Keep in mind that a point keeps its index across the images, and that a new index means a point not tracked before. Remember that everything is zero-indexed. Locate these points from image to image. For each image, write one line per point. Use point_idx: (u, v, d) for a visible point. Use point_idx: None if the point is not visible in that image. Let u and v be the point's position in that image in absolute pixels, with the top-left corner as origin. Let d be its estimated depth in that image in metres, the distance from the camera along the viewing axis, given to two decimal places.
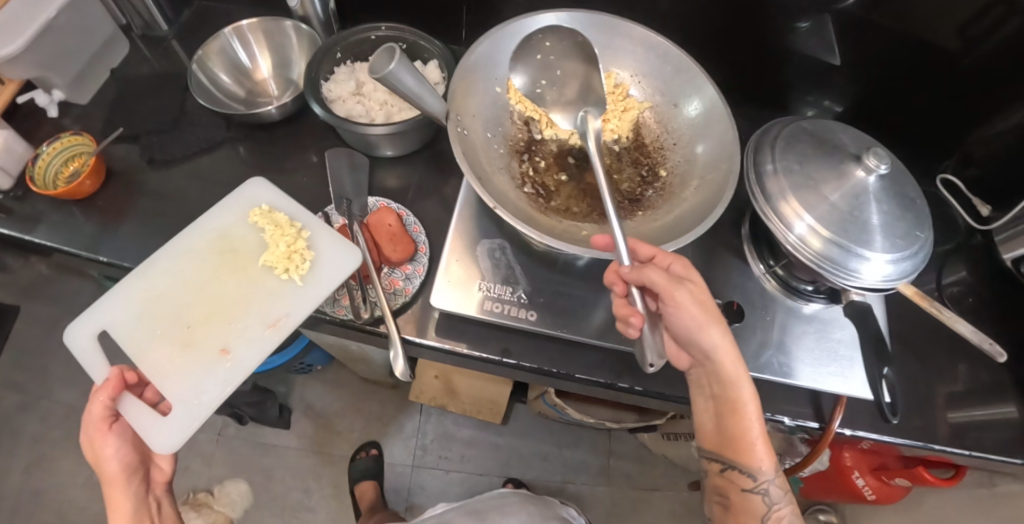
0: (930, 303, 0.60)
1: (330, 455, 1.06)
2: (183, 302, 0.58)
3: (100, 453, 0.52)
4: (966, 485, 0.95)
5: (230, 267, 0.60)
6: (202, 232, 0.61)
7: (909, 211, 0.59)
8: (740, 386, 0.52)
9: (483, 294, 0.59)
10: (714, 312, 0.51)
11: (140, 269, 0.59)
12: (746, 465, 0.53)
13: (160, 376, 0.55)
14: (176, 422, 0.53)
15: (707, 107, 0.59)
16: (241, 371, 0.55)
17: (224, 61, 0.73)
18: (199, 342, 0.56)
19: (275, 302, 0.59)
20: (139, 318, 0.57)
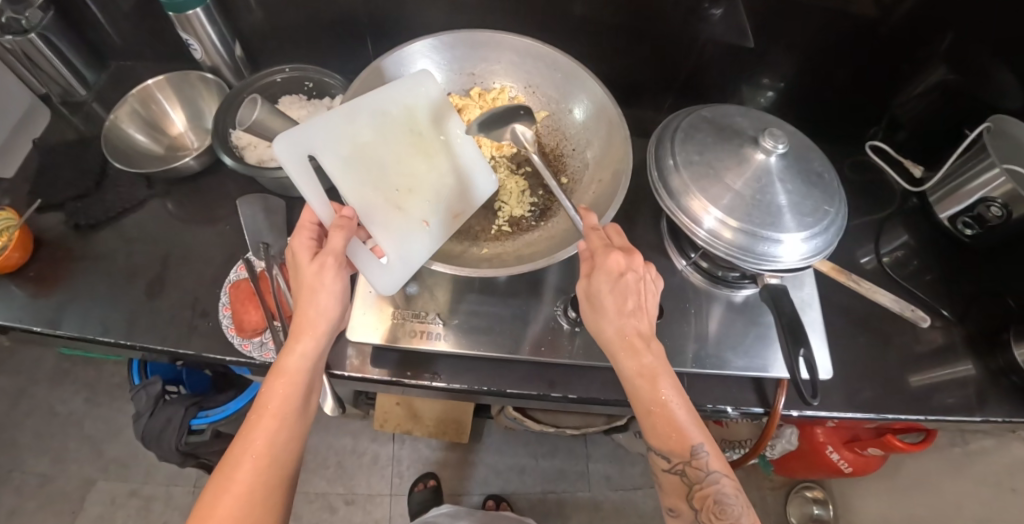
0: (848, 276, 0.62)
1: (307, 493, 1.05)
2: (366, 152, 0.53)
3: (321, 291, 0.49)
4: (942, 447, 0.95)
5: (416, 136, 0.56)
6: (442, 108, 0.57)
7: (815, 186, 0.59)
8: (639, 373, 0.47)
9: (402, 324, 0.58)
10: (601, 300, 0.48)
11: (403, 117, 0.55)
12: (660, 448, 0.47)
13: (367, 219, 0.52)
14: (394, 271, 0.54)
15: (597, 112, 0.60)
16: (425, 247, 0.55)
17: (137, 121, 0.75)
18: (406, 207, 0.54)
19: (455, 192, 0.57)
20: (346, 159, 0.52)
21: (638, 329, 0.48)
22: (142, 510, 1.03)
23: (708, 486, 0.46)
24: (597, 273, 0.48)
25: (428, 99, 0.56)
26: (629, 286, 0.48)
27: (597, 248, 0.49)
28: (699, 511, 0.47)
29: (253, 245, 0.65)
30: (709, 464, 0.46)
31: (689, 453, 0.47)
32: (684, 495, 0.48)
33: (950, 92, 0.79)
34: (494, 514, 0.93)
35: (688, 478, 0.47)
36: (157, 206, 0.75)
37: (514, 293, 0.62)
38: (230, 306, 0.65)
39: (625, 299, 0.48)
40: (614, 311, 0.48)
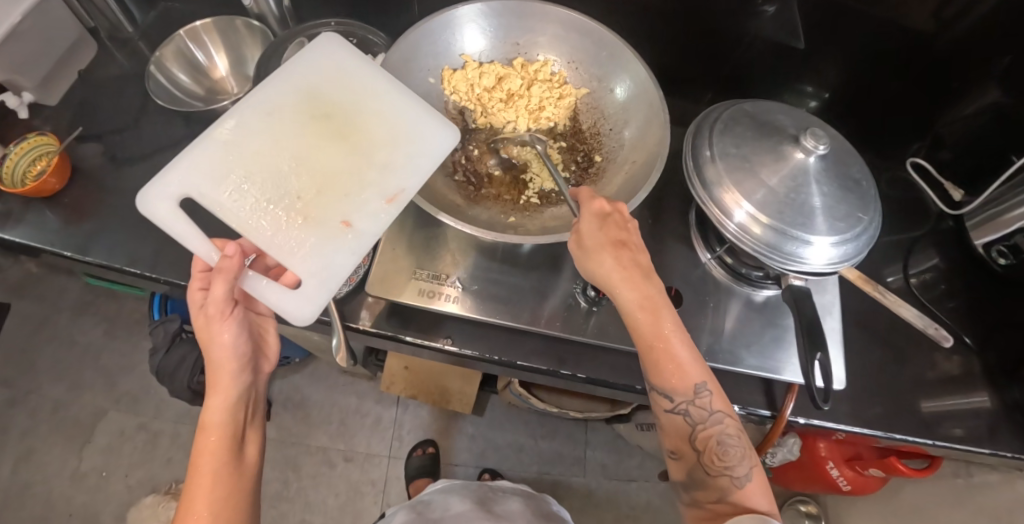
0: (875, 287, 0.60)
1: (308, 446, 1.07)
2: (259, 164, 0.51)
3: (217, 348, 0.48)
4: (945, 477, 0.94)
5: (320, 131, 0.53)
6: (346, 95, 0.55)
7: (853, 193, 0.58)
8: (638, 307, 0.48)
9: (422, 285, 0.59)
10: (597, 239, 0.49)
11: (296, 117, 0.54)
12: (663, 388, 0.48)
13: (255, 234, 0.48)
14: (307, 293, 0.48)
15: (639, 93, 0.57)
16: (348, 253, 0.49)
17: (180, 61, 0.76)
18: (316, 214, 0.50)
19: (386, 177, 0.52)
20: (234, 182, 0.50)
21: (637, 261, 0.49)
22: (150, 445, 1.07)
23: (712, 427, 0.47)
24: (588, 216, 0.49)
25: (324, 95, 0.55)
26: (619, 225, 0.49)
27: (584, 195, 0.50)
28: (701, 453, 0.48)
29: None
30: (711, 403, 0.48)
31: (693, 391, 0.47)
32: (685, 435, 0.48)
33: (1001, 116, 0.74)
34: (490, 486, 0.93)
35: (689, 416, 0.48)
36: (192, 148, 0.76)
37: (532, 266, 0.62)
38: None
39: (618, 236, 0.49)
40: (612, 248, 0.48)
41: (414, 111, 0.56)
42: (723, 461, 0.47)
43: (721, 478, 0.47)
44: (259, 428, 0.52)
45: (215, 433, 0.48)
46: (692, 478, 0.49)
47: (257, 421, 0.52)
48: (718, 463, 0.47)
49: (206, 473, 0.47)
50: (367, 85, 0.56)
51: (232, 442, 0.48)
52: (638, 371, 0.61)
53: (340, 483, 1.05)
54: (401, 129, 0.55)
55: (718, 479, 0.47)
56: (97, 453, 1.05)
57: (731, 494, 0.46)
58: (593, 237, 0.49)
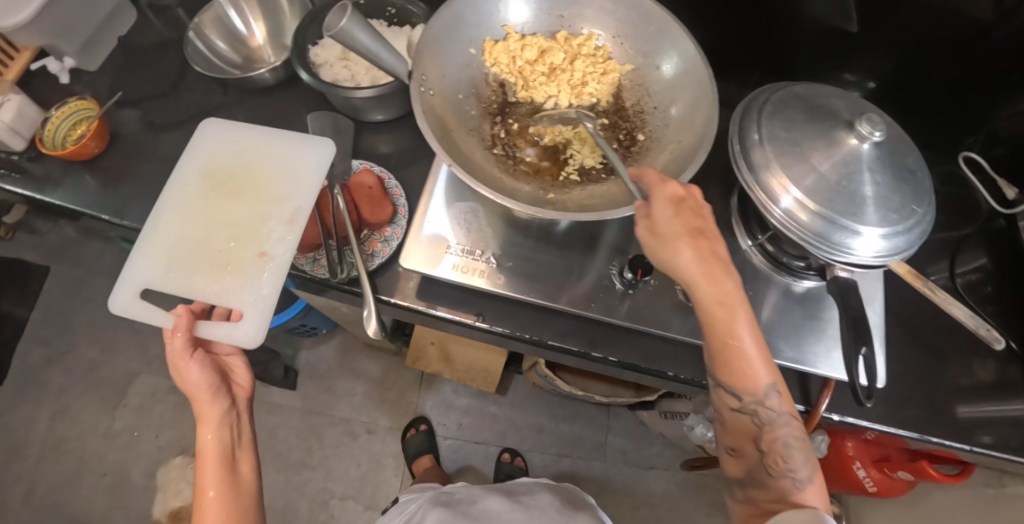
0: (924, 283, 0.57)
1: (331, 417, 1.09)
2: (185, 238, 0.59)
3: (190, 384, 0.53)
4: (979, 485, 0.91)
5: (222, 194, 0.61)
6: (215, 150, 0.64)
7: (908, 184, 0.56)
8: (715, 302, 0.45)
9: (455, 258, 0.58)
10: (673, 228, 0.46)
11: (197, 184, 0.62)
12: (730, 386, 0.46)
13: (192, 292, 0.56)
14: (247, 319, 0.55)
15: (687, 70, 0.54)
16: (273, 277, 0.56)
17: (219, 28, 0.76)
18: (234, 258, 0.58)
19: (284, 205, 0.60)
20: (171, 262, 0.58)
21: (715, 253, 0.46)
22: (179, 407, 1.09)
23: (777, 429, 0.45)
24: (661, 201, 0.47)
25: (200, 165, 0.63)
26: (693, 210, 0.47)
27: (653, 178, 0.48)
28: (764, 454, 0.46)
29: None
30: (780, 405, 0.46)
31: (762, 392, 0.45)
32: (749, 435, 0.46)
33: None
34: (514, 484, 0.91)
35: (756, 416, 0.46)
36: (226, 115, 0.76)
37: (566, 246, 0.61)
38: None
39: (694, 223, 0.47)
40: (688, 236, 0.46)
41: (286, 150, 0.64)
42: (787, 464, 0.45)
43: (784, 480, 0.44)
44: (253, 448, 0.57)
45: (208, 452, 0.53)
46: (751, 479, 0.47)
47: (248, 443, 0.57)
48: (779, 464, 0.45)
49: (208, 494, 0.52)
50: (236, 147, 0.64)
51: (226, 462, 0.53)
52: (670, 357, 0.60)
53: (361, 454, 1.07)
54: (258, 169, 0.63)
55: (778, 481, 0.45)
56: (128, 413, 1.08)
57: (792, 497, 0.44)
58: (667, 224, 0.46)
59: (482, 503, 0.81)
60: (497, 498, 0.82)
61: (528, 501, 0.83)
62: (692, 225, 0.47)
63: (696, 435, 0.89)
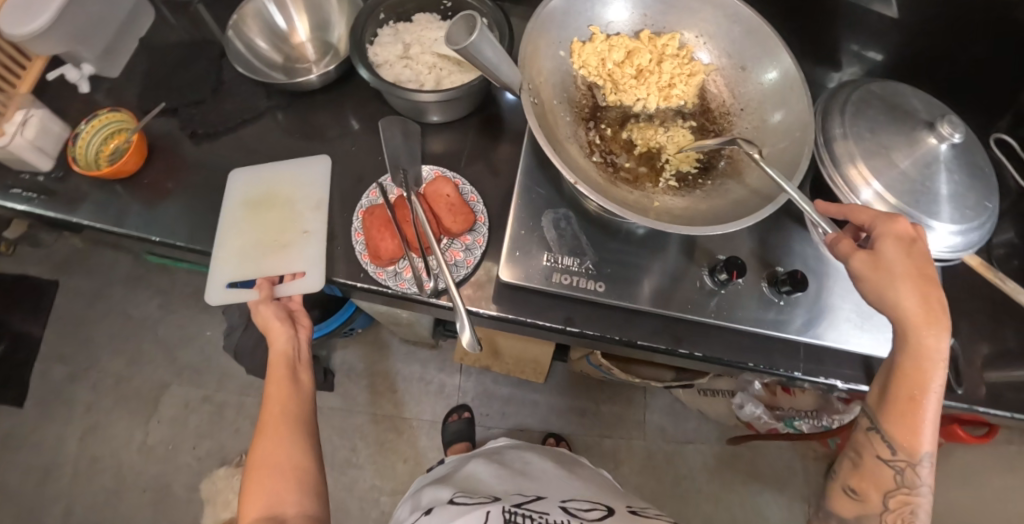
0: (995, 274, 0.61)
1: (373, 414, 1.08)
2: (246, 241, 0.66)
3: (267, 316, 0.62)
4: (1001, 442, 0.97)
5: (261, 204, 0.67)
6: (255, 181, 0.69)
7: (979, 182, 0.59)
8: (918, 352, 0.48)
9: (550, 266, 0.58)
10: (898, 267, 0.49)
11: (241, 205, 0.67)
12: (891, 439, 0.51)
13: (267, 273, 0.64)
14: (310, 275, 0.63)
15: (779, 74, 0.55)
16: (319, 243, 0.64)
17: (259, 24, 0.71)
18: (288, 238, 0.65)
19: (305, 193, 0.67)
20: (239, 261, 0.65)
21: (935, 301, 0.49)
22: (215, 416, 1.06)
23: (911, 496, 0.51)
24: (890, 239, 0.50)
25: (232, 187, 0.68)
26: (923, 256, 0.49)
27: (882, 221, 0.51)
28: (889, 509, 0.53)
29: (391, 169, 0.63)
30: (926, 477, 0.50)
31: (916, 460, 0.50)
32: (883, 487, 0.53)
33: None
34: (552, 451, 0.96)
35: (901, 476, 0.51)
36: (270, 121, 0.73)
37: (649, 246, 0.62)
38: (364, 232, 0.62)
39: (922, 268, 0.49)
40: (915, 280, 0.48)
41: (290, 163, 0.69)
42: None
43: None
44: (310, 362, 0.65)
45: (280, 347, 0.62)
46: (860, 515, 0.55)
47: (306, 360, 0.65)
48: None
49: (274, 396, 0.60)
50: (259, 168, 0.69)
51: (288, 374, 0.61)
52: (752, 349, 0.63)
53: (407, 449, 1.07)
54: (283, 176, 0.68)
55: None
56: (162, 426, 1.05)
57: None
58: (897, 264, 0.49)
59: (530, 463, 0.86)
60: (549, 462, 0.87)
61: (577, 472, 0.86)
62: (919, 268, 0.49)
63: (743, 414, 0.96)
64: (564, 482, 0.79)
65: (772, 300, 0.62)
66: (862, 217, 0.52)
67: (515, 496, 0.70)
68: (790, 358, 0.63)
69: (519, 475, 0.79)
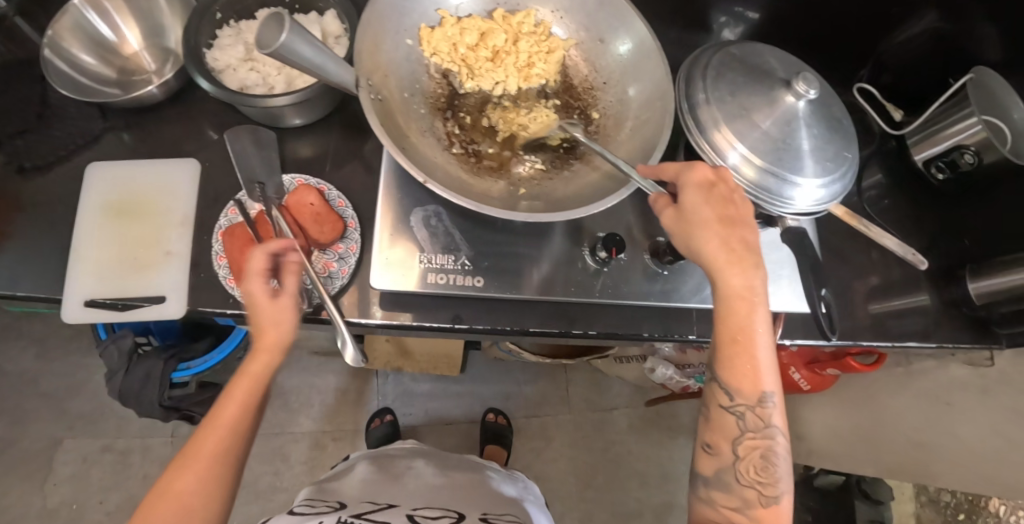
0: (861, 220, 0.62)
1: (295, 434, 1.04)
2: (106, 255, 0.59)
3: (256, 297, 0.48)
4: (888, 366, 1.05)
5: (124, 213, 0.61)
6: (117, 180, 0.62)
7: (838, 133, 0.61)
8: (731, 294, 0.50)
9: (424, 267, 0.56)
10: (701, 214, 0.50)
11: (100, 212, 0.61)
12: (729, 386, 0.51)
13: (128, 296, 0.58)
14: (171, 304, 0.57)
15: (637, 44, 0.53)
16: (184, 268, 0.59)
17: (80, 36, 0.63)
18: (151, 257, 0.59)
19: (169, 206, 0.61)
20: (98, 277, 0.59)
21: (739, 241, 0.50)
22: (119, 465, 0.99)
23: (762, 440, 0.52)
24: (691, 187, 0.50)
25: (92, 190, 0.62)
26: (723, 199, 0.51)
27: (674, 168, 0.51)
28: (740, 459, 0.52)
29: (245, 184, 0.58)
30: (770, 417, 0.51)
31: (757, 399, 0.51)
32: (731, 437, 0.52)
33: (940, 37, 0.83)
34: (458, 458, 0.96)
35: (744, 422, 0.52)
36: (115, 142, 0.65)
37: (532, 233, 0.61)
38: (228, 256, 0.58)
39: (724, 210, 0.51)
40: (717, 224, 0.50)
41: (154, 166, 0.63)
42: (760, 475, 0.51)
43: (750, 490, 0.52)
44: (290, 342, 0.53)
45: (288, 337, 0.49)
46: (719, 475, 0.53)
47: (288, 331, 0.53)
48: (753, 474, 0.52)
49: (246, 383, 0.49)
50: (123, 170, 0.63)
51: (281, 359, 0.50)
52: (644, 320, 0.64)
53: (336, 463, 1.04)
54: (146, 182, 0.62)
55: (745, 488, 0.52)
56: (61, 485, 0.97)
57: (753, 507, 0.52)
58: (698, 209, 0.50)
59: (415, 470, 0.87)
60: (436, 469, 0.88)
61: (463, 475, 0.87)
62: (721, 211, 0.50)
63: (656, 376, 1.00)
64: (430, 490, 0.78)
65: (656, 273, 0.62)
66: (668, 169, 0.52)
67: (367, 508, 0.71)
68: (684, 322, 0.65)
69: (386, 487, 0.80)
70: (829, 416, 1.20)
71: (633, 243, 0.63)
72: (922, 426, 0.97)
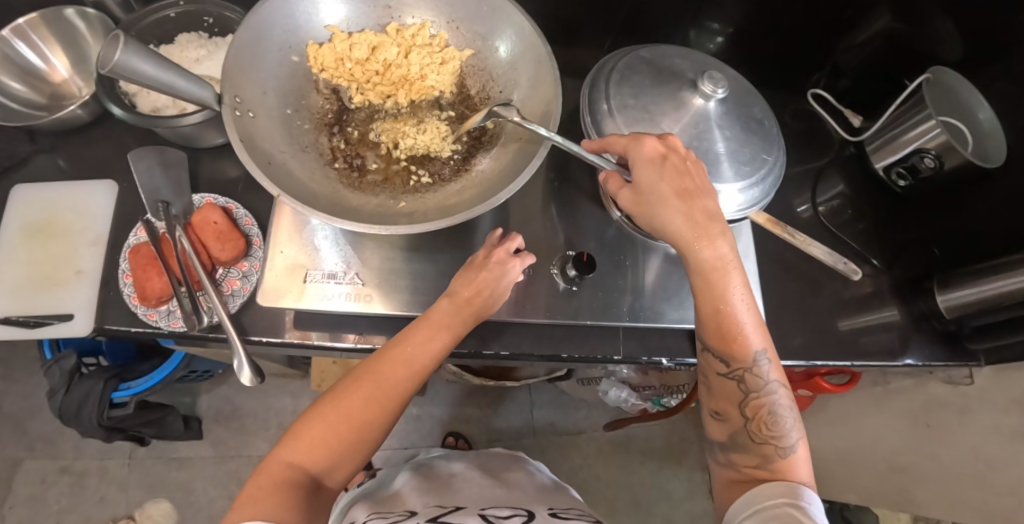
0: (782, 228, 0.63)
1: (250, 457, 1.03)
2: (20, 274, 0.60)
3: (503, 272, 0.54)
4: (867, 386, 0.99)
5: (42, 233, 0.62)
6: (35, 201, 0.63)
7: (756, 134, 0.58)
8: (703, 266, 0.48)
9: (336, 286, 0.55)
10: (659, 191, 0.48)
11: (20, 232, 0.62)
12: (720, 350, 0.49)
13: (38, 313, 0.59)
14: (78, 321, 0.58)
15: (528, 52, 0.51)
16: (94, 286, 0.60)
17: (7, 65, 0.65)
18: (63, 275, 0.60)
19: (86, 227, 0.62)
20: (12, 295, 0.60)
21: (703, 213, 0.49)
22: (76, 487, 1.00)
23: (764, 396, 0.48)
24: (644, 164, 0.49)
25: (14, 212, 0.63)
26: (680, 170, 0.49)
27: (626, 142, 0.50)
28: (750, 420, 0.48)
29: (150, 203, 0.58)
30: (769, 373, 0.48)
31: (752, 358, 0.48)
32: (736, 401, 0.49)
33: (891, 40, 0.78)
34: (488, 453, 0.89)
35: (745, 384, 0.48)
36: (46, 163, 0.66)
37: (441, 251, 0.60)
38: (131, 273, 0.58)
39: (681, 184, 0.49)
40: (677, 200, 0.48)
41: (74, 187, 0.64)
42: (772, 431, 0.47)
43: (765, 446, 0.47)
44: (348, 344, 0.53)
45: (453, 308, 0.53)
46: (733, 440, 0.49)
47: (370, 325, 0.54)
48: (765, 431, 0.47)
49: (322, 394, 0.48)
50: (45, 191, 0.64)
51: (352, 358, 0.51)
52: (562, 339, 0.62)
53: None
54: (65, 203, 0.63)
55: (762, 445, 0.47)
56: (19, 505, 0.98)
57: (772, 461, 0.46)
58: (656, 187, 0.49)
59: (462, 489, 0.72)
60: (474, 473, 0.79)
61: (505, 479, 0.78)
62: (680, 186, 0.49)
63: (610, 399, 0.96)
64: (484, 490, 0.72)
65: (567, 290, 0.60)
66: (617, 145, 0.51)
67: (432, 507, 0.64)
68: (609, 343, 0.62)
69: (439, 493, 0.71)
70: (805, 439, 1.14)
71: (543, 259, 0.62)
72: (898, 449, 0.91)
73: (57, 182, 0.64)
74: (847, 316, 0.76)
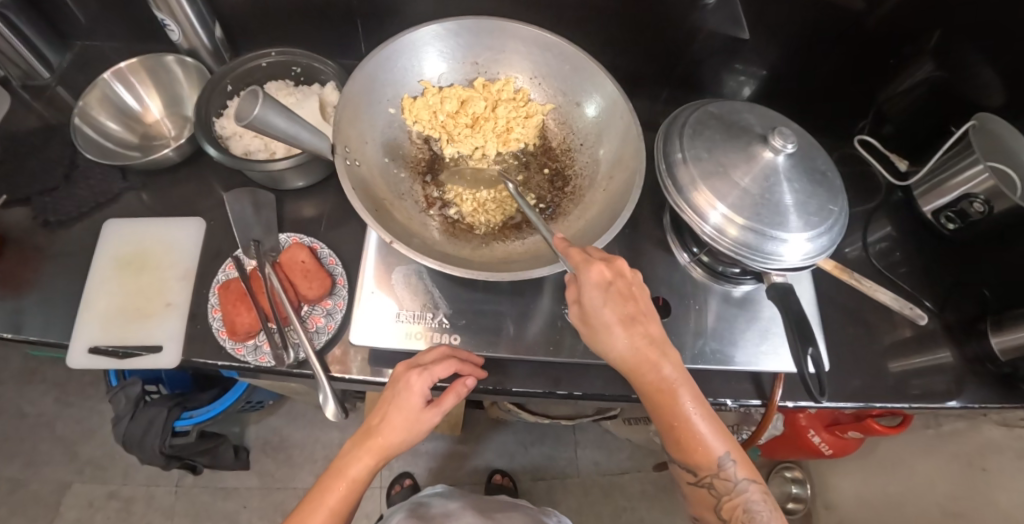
0: (851, 274, 0.65)
1: (295, 489, 1.04)
2: (109, 304, 0.62)
3: (406, 391, 0.51)
4: (916, 428, 0.98)
5: (132, 267, 0.65)
6: (128, 236, 0.67)
7: (822, 186, 0.60)
8: (655, 389, 0.48)
9: (405, 321, 0.58)
10: (604, 317, 0.47)
11: (112, 265, 0.65)
12: (685, 464, 0.50)
13: (128, 344, 0.61)
14: (168, 352, 0.60)
15: (609, 108, 0.58)
16: (184, 319, 0.62)
17: (108, 106, 0.70)
18: (153, 308, 0.62)
19: (176, 263, 0.65)
20: (103, 323, 0.61)
21: (645, 337, 0.48)
22: (122, 513, 1.01)
23: (738, 496, 0.50)
24: (589, 289, 0.47)
25: (106, 245, 0.66)
26: (623, 295, 0.48)
27: (578, 261, 0.48)
28: (727, 520, 0.50)
29: (243, 243, 0.62)
30: (736, 473, 0.49)
31: (716, 466, 0.49)
32: (711, 505, 0.51)
33: (936, 88, 0.77)
34: (495, 499, 0.95)
35: (715, 489, 0.50)
36: (133, 200, 0.70)
37: (518, 293, 0.62)
38: (220, 308, 0.60)
39: (626, 309, 0.48)
40: (620, 326, 0.47)
41: (163, 224, 0.67)
42: None
43: None
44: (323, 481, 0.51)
45: (392, 430, 0.50)
46: None
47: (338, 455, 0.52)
48: None
49: None
50: (136, 227, 0.67)
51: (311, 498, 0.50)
52: (632, 381, 0.63)
53: None
54: (155, 239, 0.66)
55: None
56: None
57: None
58: (598, 315, 0.47)
59: None
60: (468, 516, 0.86)
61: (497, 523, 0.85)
62: (625, 310, 0.48)
63: None
64: None
65: None
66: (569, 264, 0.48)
67: None
68: None
69: None
70: (844, 483, 1.12)
71: None
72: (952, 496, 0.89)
73: (147, 219, 0.67)
74: (908, 358, 0.75)
